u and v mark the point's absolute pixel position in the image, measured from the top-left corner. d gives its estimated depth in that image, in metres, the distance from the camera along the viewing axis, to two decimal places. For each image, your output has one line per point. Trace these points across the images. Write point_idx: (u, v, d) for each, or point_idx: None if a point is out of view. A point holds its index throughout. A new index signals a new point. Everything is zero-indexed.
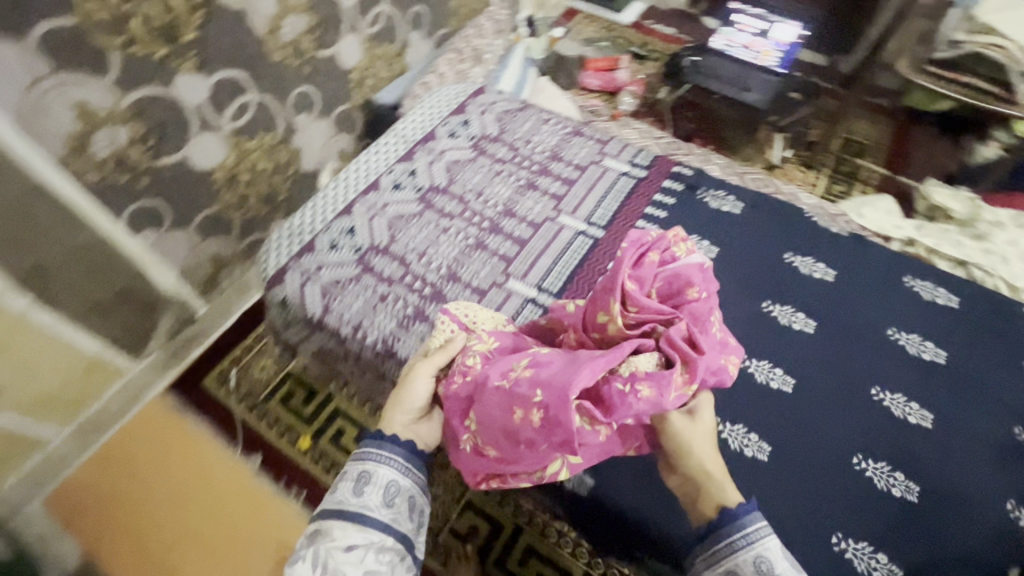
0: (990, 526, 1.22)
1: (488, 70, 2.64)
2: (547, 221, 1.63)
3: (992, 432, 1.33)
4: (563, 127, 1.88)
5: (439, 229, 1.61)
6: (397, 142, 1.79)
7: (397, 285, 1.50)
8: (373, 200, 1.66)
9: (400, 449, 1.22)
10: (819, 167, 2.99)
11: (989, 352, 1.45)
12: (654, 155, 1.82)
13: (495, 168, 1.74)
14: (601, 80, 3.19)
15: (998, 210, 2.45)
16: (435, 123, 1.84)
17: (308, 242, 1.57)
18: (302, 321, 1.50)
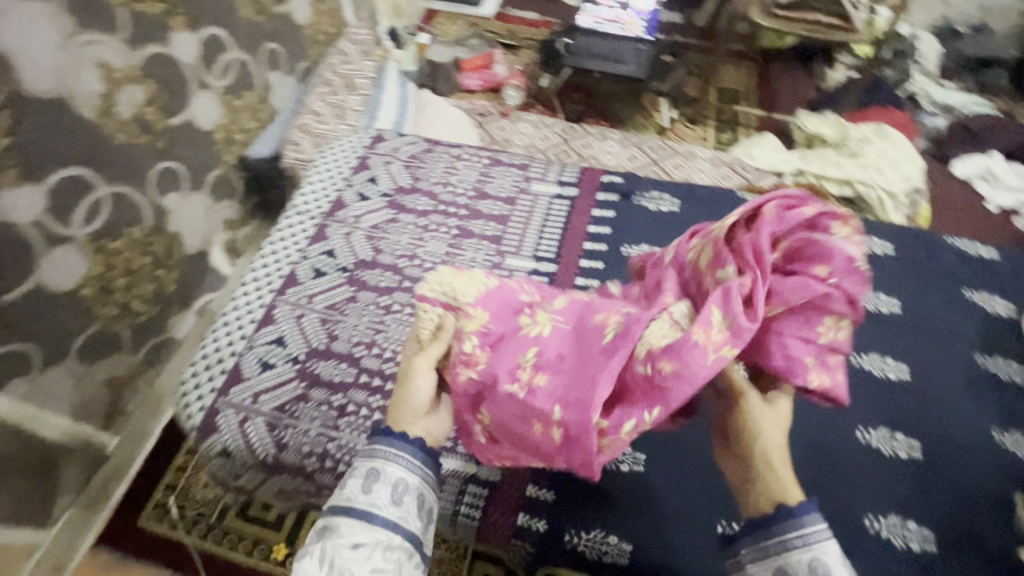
0: (984, 459, 1.24)
1: (365, 97, 2.48)
2: (493, 269, 1.33)
3: (958, 367, 1.37)
4: (478, 159, 1.58)
5: (377, 312, 1.26)
6: (300, 220, 1.42)
7: (355, 390, 1.15)
8: (292, 295, 1.28)
9: (408, 444, 1.00)
10: (704, 119, 3.11)
11: (938, 294, 1.49)
12: (580, 168, 1.57)
13: (421, 222, 1.42)
14: (480, 79, 3.12)
15: (861, 127, 2.69)
16: (338, 187, 1.49)
17: (229, 370, 1.17)
18: (253, 467, 1.10)
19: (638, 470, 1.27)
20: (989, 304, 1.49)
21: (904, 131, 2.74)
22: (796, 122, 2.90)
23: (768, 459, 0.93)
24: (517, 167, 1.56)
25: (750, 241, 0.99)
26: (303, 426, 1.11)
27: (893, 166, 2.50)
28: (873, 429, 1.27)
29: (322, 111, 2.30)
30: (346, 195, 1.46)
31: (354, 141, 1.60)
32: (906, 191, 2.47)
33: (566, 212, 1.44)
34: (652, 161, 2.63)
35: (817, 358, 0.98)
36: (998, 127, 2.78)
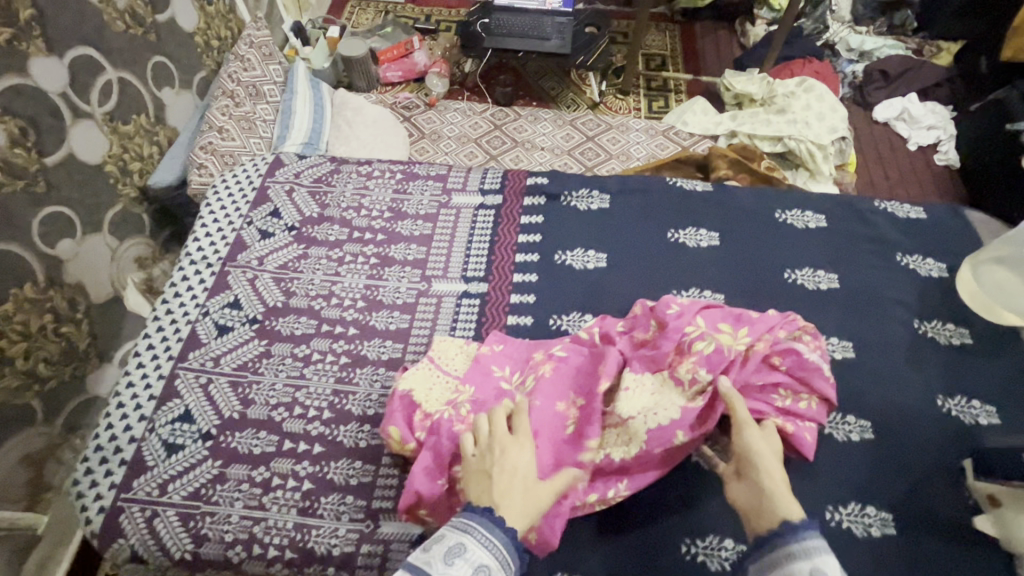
0: (935, 429, 1.08)
1: (275, 104, 2.28)
2: (418, 298, 1.22)
3: (900, 332, 1.19)
4: (392, 173, 1.43)
5: (295, 365, 1.12)
6: (195, 269, 1.25)
7: (279, 460, 1.02)
8: (194, 360, 1.12)
9: (518, 552, 0.80)
10: (634, 89, 3.02)
11: (872, 247, 1.30)
12: (503, 171, 1.45)
13: (334, 254, 1.28)
14: (400, 70, 2.93)
15: (786, 81, 2.69)
16: (236, 224, 1.31)
17: (129, 459, 1.02)
18: (169, 569, 0.97)
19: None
20: (925, 266, 1.27)
21: (827, 82, 2.76)
22: (723, 83, 2.87)
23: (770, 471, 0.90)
24: (434, 176, 1.42)
25: (737, 343, 1.08)
26: (223, 511, 0.98)
27: (820, 119, 2.51)
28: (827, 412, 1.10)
29: (227, 127, 2.03)
30: (246, 234, 1.29)
31: (251, 168, 1.41)
32: (833, 141, 2.49)
33: (492, 222, 1.34)
34: (588, 138, 2.56)
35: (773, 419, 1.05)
36: (911, 68, 2.84)
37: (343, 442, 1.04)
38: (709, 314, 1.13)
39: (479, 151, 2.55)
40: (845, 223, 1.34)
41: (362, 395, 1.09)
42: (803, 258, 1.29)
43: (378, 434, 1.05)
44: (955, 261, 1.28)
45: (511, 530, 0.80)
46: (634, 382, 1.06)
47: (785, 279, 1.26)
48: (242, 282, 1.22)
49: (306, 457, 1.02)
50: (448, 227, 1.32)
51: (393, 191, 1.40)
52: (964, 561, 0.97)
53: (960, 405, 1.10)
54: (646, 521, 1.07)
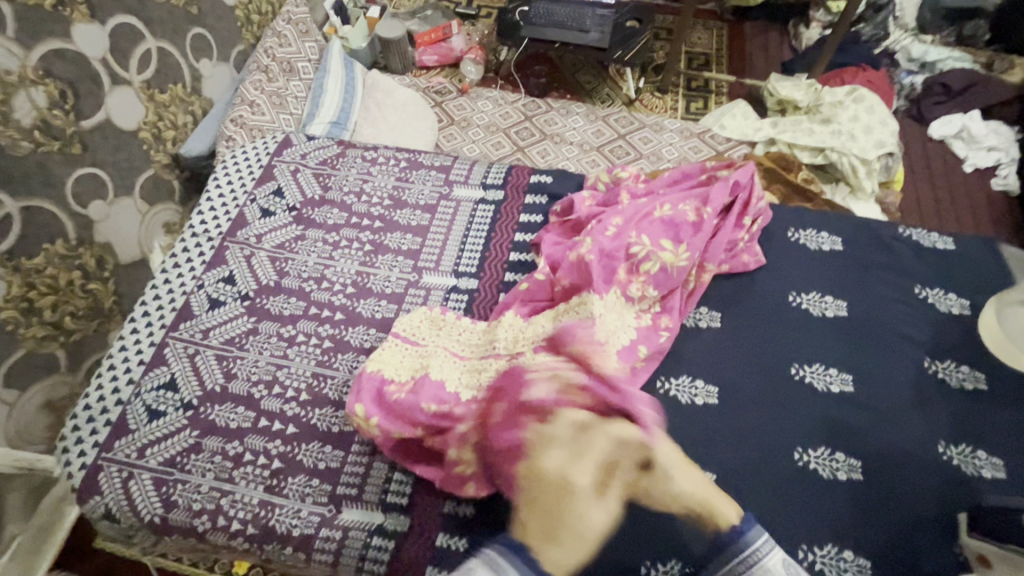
0: (938, 481, 0.92)
1: (308, 81, 2.31)
2: (407, 288, 1.17)
3: (903, 367, 1.03)
4: (396, 161, 1.39)
5: (279, 344, 1.10)
6: (196, 241, 1.23)
7: (252, 436, 1.00)
8: (185, 331, 1.11)
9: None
10: (673, 88, 2.91)
11: (889, 275, 1.14)
12: (507, 166, 1.38)
13: (330, 238, 1.24)
14: (437, 54, 2.91)
15: (835, 90, 2.52)
16: (240, 201, 1.30)
17: (112, 422, 1.02)
18: (141, 530, 0.96)
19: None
20: (945, 301, 1.11)
21: (879, 93, 2.59)
22: (767, 87, 2.72)
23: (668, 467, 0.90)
24: (436, 167, 1.37)
25: (679, 259, 1.08)
26: (194, 480, 0.96)
27: (867, 131, 2.35)
28: (812, 448, 0.96)
29: (258, 101, 2.06)
30: (249, 211, 1.28)
31: (260, 146, 1.40)
32: (879, 157, 2.31)
33: (489, 218, 1.27)
34: (619, 135, 2.47)
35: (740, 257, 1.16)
36: (977, 83, 2.62)
37: (316, 425, 1.01)
38: (650, 228, 1.10)
39: (507, 142, 2.49)
40: (867, 247, 1.19)
41: (341, 380, 1.06)
42: (814, 281, 1.14)
43: (350, 422, 1.01)
44: (979, 298, 1.11)
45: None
46: (603, 306, 1.03)
47: (788, 302, 1.11)
48: (239, 258, 1.20)
49: (281, 437, 1.00)
50: (445, 220, 1.27)
51: (395, 180, 1.35)
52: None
53: (962, 454, 0.94)
54: (612, 549, 0.89)
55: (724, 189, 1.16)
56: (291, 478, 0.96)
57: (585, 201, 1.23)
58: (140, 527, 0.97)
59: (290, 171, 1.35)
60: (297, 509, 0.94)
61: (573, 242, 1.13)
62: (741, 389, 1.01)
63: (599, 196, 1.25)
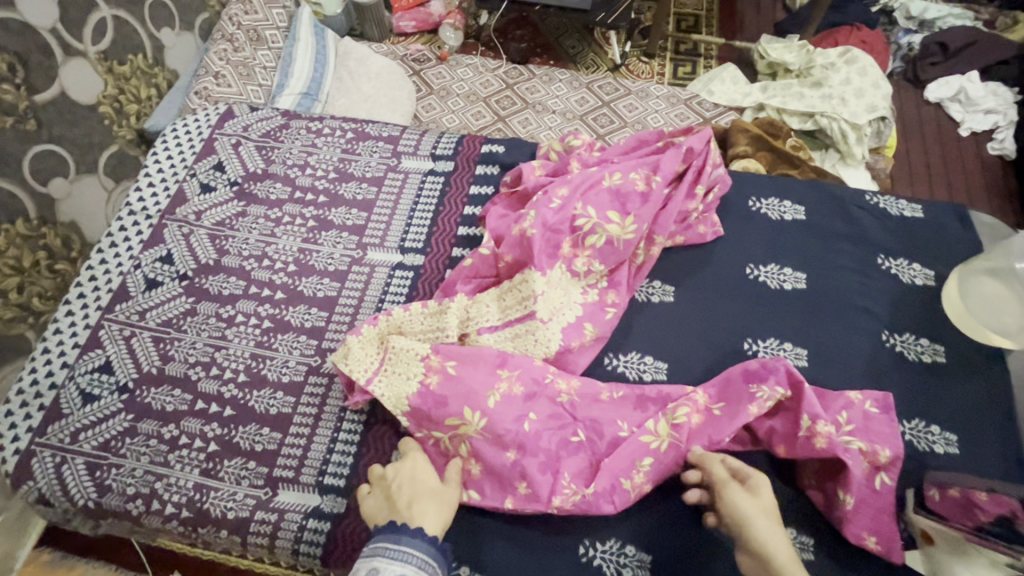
0: None
1: (278, 50, 2.12)
2: (351, 266, 1.14)
3: (858, 342, 0.99)
4: (344, 132, 1.33)
5: (218, 326, 1.07)
6: (134, 219, 1.20)
7: (189, 419, 0.99)
8: (121, 312, 1.09)
9: (438, 552, 0.78)
10: (661, 52, 2.77)
11: (849, 245, 1.09)
12: (460, 135, 1.32)
13: (273, 214, 1.21)
14: (415, 20, 2.71)
15: (827, 51, 2.39)
16: (180, 176, 1.26)
17: (46, 406, 1.01)
18: (77, 513, 0.96)
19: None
20: (909, 271, 1.06)
21: (874, 55, 2.47)
22: (758, 49, 2.58)
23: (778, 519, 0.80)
24: (386, 138, 1.31)
25: (626, 232, 1.03)
26: (128, 465, 0.96)
27: (859, 95, 2.25)
28: None
29: (223, 71, 1.93)
30: (187, 186, 1.24)
31: (202, 118, 1.35)
32: (870, 121, 2.21)
33: (438, 191, 1.23)
34: (603, 103, 2.35)
35: (694, 222, 1.10)
36: (975, 42, 2.50)
37: (254, 408, 0.99)
38: (596, 198, 1.06)
39: (487, 112, 2.36)
40: (828, 216, 1.13)
41: (280, 361, 1.04)
42: (771, 252, 1.09)
43: (290, 402, 1.00)
44: (944, 269, 1.06)
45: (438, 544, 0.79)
46: (547, 284, 1.01)
47: (743, 275, 1.07)
48: (177, 236, 1.17)
49: (215, 419, 0.99)
50: (392, 193, 1.23)
51: (341, 152, 1.30)
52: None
53: (916, 429, 0.91)
54: (550, 524, 0.89)
55: (675, 155, 1.09)
56: (224, 461, 0.95)
57: (534, 171, 1.17)
58: (76, 512, 0.95)
59: (231, 145, 1.30)
60: (231, 490, 0.93)
61: (517, 215, 1.08)
62: (687, 364, 1.00)
63: (549, 165, 1.19)
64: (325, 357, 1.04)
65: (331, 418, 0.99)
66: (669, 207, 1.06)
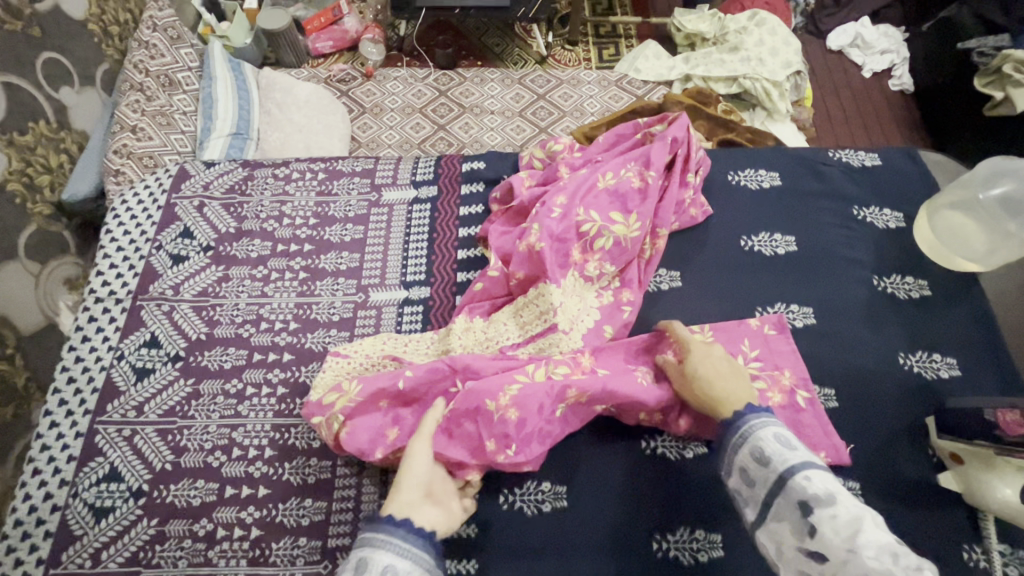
0: (902, 392, 0.97)
1: (195, 93, 1.90)
2: (356, 311, 1.10)
3: (856, 291, 1.06)
4: (312, 174, 1.27)
5: (228, 403, 1.00)
6: (103, 306, 1.10)
7: (222, 509, 0.92)
8: (114, 412, 1.00)
9: (413, 535, 0.70)
10: (582, 38, 2.74)
11: (829, 202, 1.16)
12: (436, 157, 1.30)
13: (258, 273, 1.14)
14: (331, 39, 2.53)
15: (737, 16, 2.48)
16: (144, 251, 1.16)
17: (53, 532, 0.91)
18: None
19: (560, 508, 0.92)
20: (882, 217, 1.14)
21: (781, 14, 2.55)
22: (672, 23, 2.60)
23: (698, 372, 0.87)
24: (359, 173, 1.26)
25: (632, 231, 1.06)
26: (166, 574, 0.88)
27: (776, 54, 2.35)
28: None
29: (141, 125, 1.70)
30: (156, 261, 1.15)
31: (153, 183, 1.25)
32: (789, 76, 2.33)
33: (428, 219, 1.20)
34: (539, 96, 2.33)
35: (690, 207, 1.14)
36: None
37: (290, 481, 0.94)
38: (596, 202, 1.08)
39: (426, 122, 2.28)
40: (802, 178, 1.20)
41: (305, 427, 0.99)
42: (760, 221, 1.15)
43: (327, 467, 0.95)
44: (910, 209, 1.15)
45: (408, 522, 0.71)
46: (562, 294, 1.02)
47: (739, 247, 1.12)
48: (158, 316, 1.08)
49: (251, 502, 0.92)
50: (381, 228, 1.19)
51: (317, 196, 1.24)
52: (957, 521, 0.87)
53: (921, 360, 0.99)
54: (617, 528, 0.90)
55: (661, 147, 1.12)
56: (273, 542, 0.90)
57: (524, 183, 1.17)
58: None
59: (194, 208, 1.21)
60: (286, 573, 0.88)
61: (520, 230, 1.08)
62: None
63: (537, 174, 1.19)
64: None
65: (375, 472, 0.95)
66: (666, 199, 1.10)
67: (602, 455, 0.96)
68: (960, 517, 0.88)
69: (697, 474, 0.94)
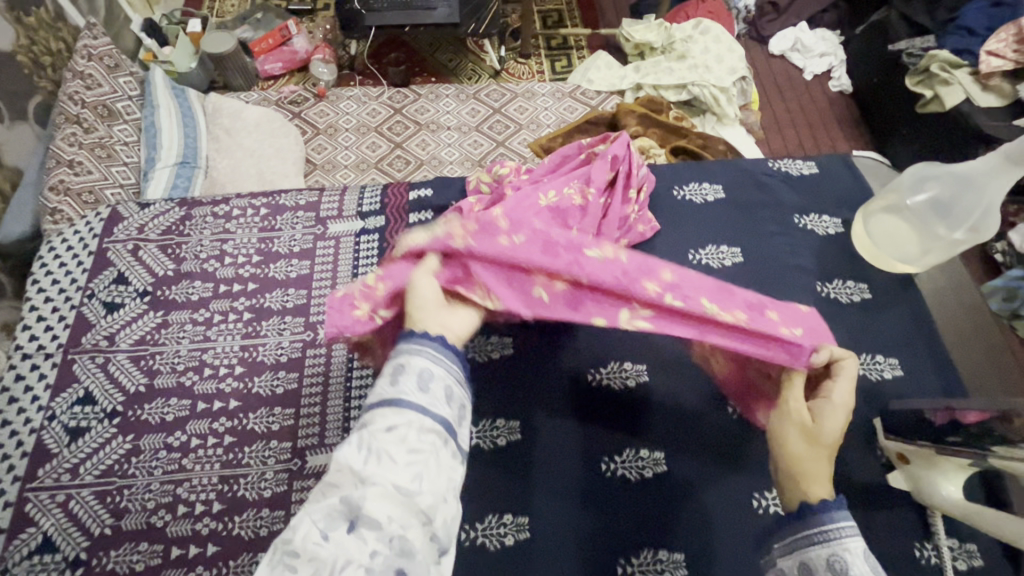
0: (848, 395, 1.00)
1: (136, 122, 1.82)
2: (306, 350, 1.07)
3: (801, 298, 1.09)
4: (255, 209, 1.24)
5: (172, 457, 0.96)
6: (31, 363, 1.05)
7: (169, 571, 0.88)
8: (46, 477, 0.94)
9: (441, 345, 0.69)
10: (535, 51, 2.76)
11: (771, 212, 1.20)
12: (382, 186, 1.28)
13: (200, 316, 1.10)
14: (280, 60, 2.48)
15: (683, 25, 2.54)
16: (75, 300, 1.11)
17: None
18: None
19: (524, 540, 0.91)
20: (822, 224, 1.19)
21: (724, 22, 2.62)
22: (621, 33, 2.65)
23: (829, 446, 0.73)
24: (304, 206, 1.24)
25: None
26: None
27: (721, 61, 2.42)
28: None
29: (79, 158, 1.59)
30: (89, 310, 1.10)
31: (83, 226, 1.19)
32: (735, 82, 2.39)
33: (377, 251, 1.18)
34: (494, 110, 2.34)
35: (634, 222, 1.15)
36: None
37: (241, 536, 0.90)
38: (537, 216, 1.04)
39: (381, 141, 2.25)
40: (744, 190, 1.23)
41: (257, 476, 0.95)
42: (707, 234, 1.17)
43: (281, 516, 0.92)
44: (848, 214, 1.20)
45: (436, 336, 0.70)
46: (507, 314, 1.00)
47: (687, 261, 1.14)
48: (91, 370, 1.03)
49: (199, 563, 0.88)
50: (329, 263, 1.17)
51: (261, 231, 1.21)
52: (907, 519, 0.90)
53: (866, 363, 1.02)
54: (579, 553, 0.90)
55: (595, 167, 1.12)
56: None
57: (473, 208, 1.13)
58: None
59: (128, 253, 1.16)
60: None
61: None
62: (665, 364, 1.05)
63: (485, 198, 1.16)
64: (305, 457, 0.96)
65: None
66: (609, 216, 1.12)
67: (564, 482, 0.95)
68: (909, 515, 0.91)
69: (655, 493, 0.94)
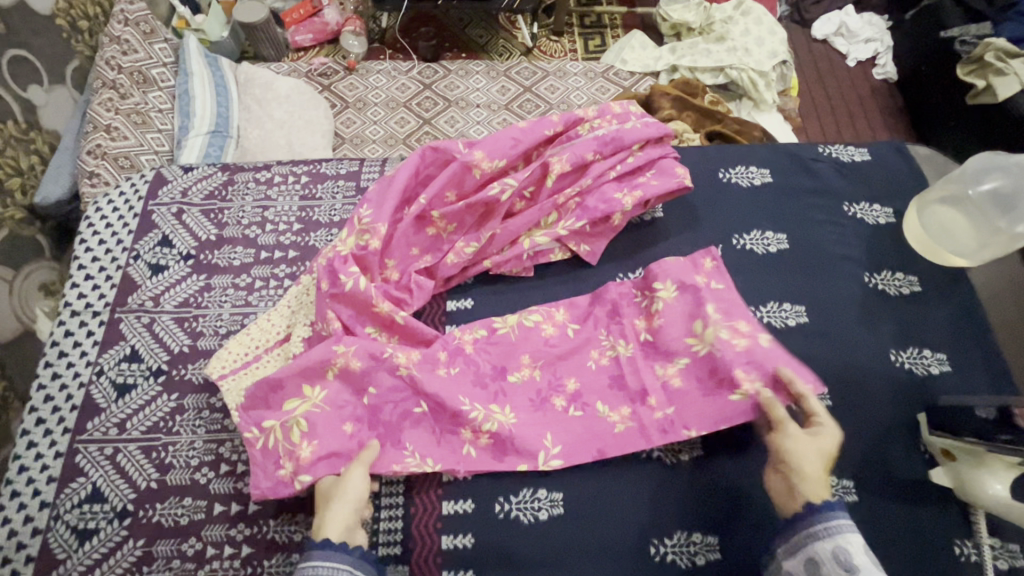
0: (891, 388, 0.98)
1: (170, 89, 1.82)
2: None
3: (846, 288, 1.07)
4: (295, 178, 1.25)
5: (215, 418, 0.99)
6: (80, 320, 1.07)
7: (211, 526, 0.91)
8: (95, 431, 0.97)
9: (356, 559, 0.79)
10: (568, 28, 2.69)
11: (818, 200, 1.16)
12: None
13: (242, 282, 1.12)
14: (310, 32, 2.45)
15: (723, 5, 2.45)
16: (121, 261, 1.13)
17: (35, 556, 0.90)
18: None
19: (558, 516, 0.92)
20: (873, 213, 1.15)
21: (767, 3, 2.53)
22: (658, 13, 2.57)
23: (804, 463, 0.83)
24: (343, 177, 1.25)
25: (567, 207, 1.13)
26: None
27: (762, 44, 2.33)
28: None
29: (115, 124, 1.61)
30: (134, 271, 1.12)
31: (128, 189, 1.21)
32: (775, 66, 2.31)
33: None
34: (524, 89, 2.30)
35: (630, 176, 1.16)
36: None
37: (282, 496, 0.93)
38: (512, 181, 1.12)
39: (411, 116, 2.23)
40: (790, 176, 1.20)
41: None
42: (751, 219, 1.15)
43: None
44: (900, 205, 1.16)
45: (356, 549, 0.81)
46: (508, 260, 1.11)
47: (731, 246, 1.12)
48: (138, 329, 1.06)
49: (241, 519, 0.91)
50: None
51: (300, 201, 1.22)
52: (948, 515, 0.89)
53: (912, 356, 1.00)
54: (610, 530, 0.91)
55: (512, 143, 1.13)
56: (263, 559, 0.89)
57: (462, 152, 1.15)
58: None
59: (172, 216, 1.18)
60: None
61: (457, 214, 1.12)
62: None
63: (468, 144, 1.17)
64: None
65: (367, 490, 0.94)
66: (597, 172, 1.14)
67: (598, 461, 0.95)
68: (951, 512, 0.89)
69: (689, 477, 0.94)
